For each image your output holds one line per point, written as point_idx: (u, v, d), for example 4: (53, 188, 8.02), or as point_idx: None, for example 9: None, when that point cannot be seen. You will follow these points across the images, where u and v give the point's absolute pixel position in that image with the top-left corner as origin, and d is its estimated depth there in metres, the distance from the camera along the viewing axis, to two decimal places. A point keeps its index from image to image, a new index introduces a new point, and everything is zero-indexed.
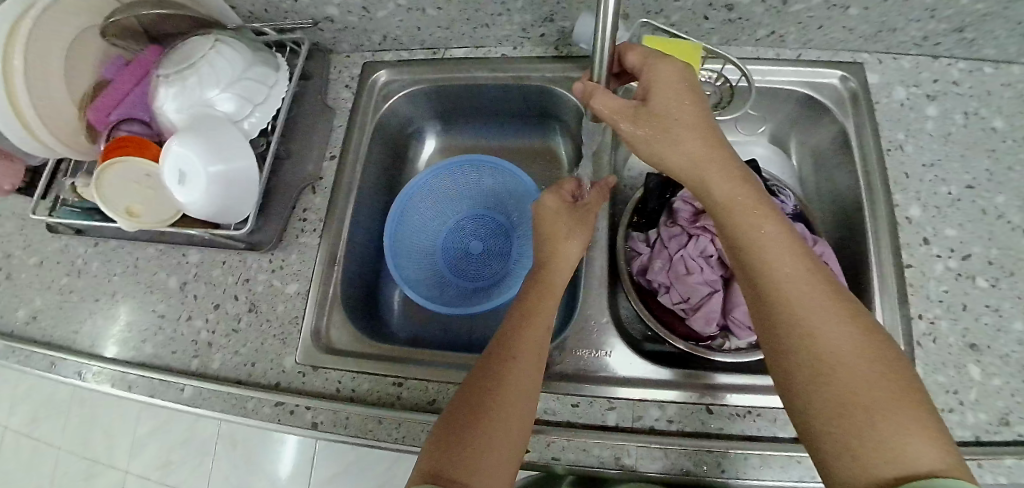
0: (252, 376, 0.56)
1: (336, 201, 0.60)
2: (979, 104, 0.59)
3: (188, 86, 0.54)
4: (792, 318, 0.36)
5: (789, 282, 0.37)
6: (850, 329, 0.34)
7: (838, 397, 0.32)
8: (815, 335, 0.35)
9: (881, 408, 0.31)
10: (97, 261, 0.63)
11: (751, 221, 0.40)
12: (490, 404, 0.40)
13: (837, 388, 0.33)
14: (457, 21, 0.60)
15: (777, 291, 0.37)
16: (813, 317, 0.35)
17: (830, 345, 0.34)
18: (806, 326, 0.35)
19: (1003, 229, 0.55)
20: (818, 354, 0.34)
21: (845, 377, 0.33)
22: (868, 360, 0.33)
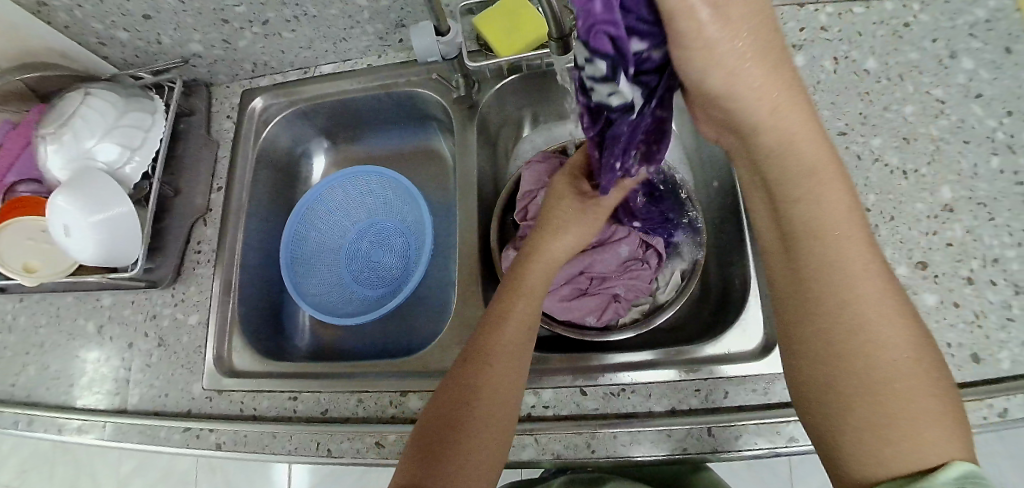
0: (165, 406, 0.59)
1: (226, 229, 0.64)
2: (849, 46, 0.61)
3: (61, 143, 0.56)
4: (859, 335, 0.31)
5: (836, 276, 0.32)
6: (892, 336, 0.31)
7: (850, 399, 0.30)
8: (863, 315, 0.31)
9: (901, 413, 0.29)
10: (26, 315, 0.68)
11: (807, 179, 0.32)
12: (465, 438, 0.39)
13: (869, 379, 0.30)
14: (315, 40, 0.63)
15: (816, 273, 0.32)
16: (856, 319, 0.31)
17: (875, 338, 0.31)
18: (827, 321, 0.32)
19: (882, 172, 0.56)
20: (838, 357, 0.31)
21: (853, 381, 0.31)
22: (894, 349, 0.30)
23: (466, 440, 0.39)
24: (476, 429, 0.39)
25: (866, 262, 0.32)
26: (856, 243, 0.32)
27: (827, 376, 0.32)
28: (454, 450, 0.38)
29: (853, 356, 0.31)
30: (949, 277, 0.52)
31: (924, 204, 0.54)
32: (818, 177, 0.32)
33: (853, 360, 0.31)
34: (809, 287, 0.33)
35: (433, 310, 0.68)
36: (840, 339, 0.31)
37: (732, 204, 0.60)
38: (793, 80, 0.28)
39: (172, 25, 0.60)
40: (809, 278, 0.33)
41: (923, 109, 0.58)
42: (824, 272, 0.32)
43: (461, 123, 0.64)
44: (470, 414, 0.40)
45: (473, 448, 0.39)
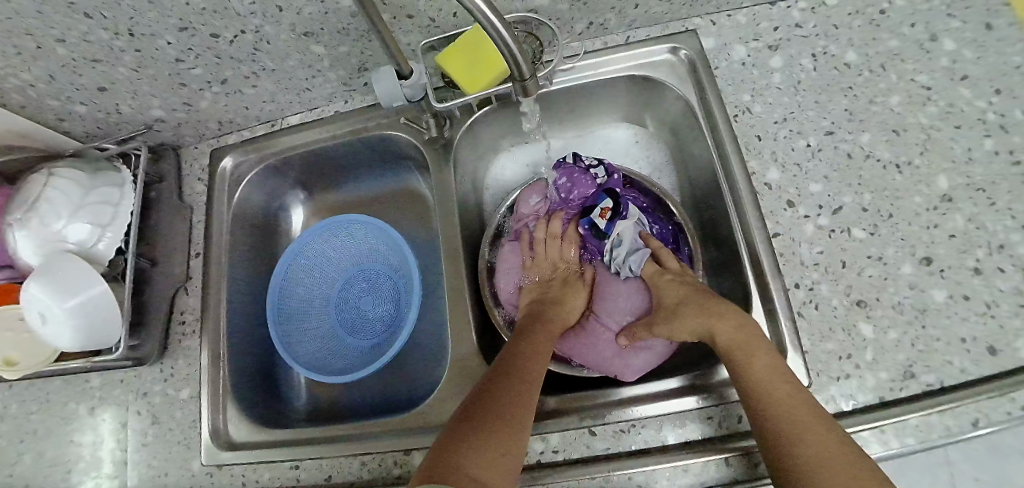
0: (166, 486, 0.57)
1: (207, 297, 0.62)
2: (826, 40, 0.59)
3: (31, 228, 0.55)
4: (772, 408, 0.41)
5: (755, 367, 0.44)
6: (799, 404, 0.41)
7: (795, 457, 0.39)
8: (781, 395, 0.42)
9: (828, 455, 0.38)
10: (15, 403, 0.66)
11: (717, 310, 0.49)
12: (496, 424, 0.42)
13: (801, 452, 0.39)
14: (278, 92, 0.61)
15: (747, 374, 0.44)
16: (777, 397, 0.42)
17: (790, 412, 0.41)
18: (776, 402, 0.41)
19: (874, 168, 0.54)
20: (779, 425, 0.40)
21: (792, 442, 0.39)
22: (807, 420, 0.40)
23: (506, 421, 0.42)
24: (511, 413, 0.43)
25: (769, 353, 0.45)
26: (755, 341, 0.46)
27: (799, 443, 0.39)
28: (491, 425, 0.42)
29: (784, 420, 0.40)
30: (955, 270, 0.50)
31: (922, 197, 0.52)
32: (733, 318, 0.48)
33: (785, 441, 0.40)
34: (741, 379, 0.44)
35: (431, 354, 0.66)
36: (777, 410, 0.41)
37: (723, 216, 0.58)
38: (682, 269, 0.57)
39: (128, 94, 0.58)
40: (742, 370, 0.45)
41: (909, 98, 0.55)
42: (745, 361, 0.45)
43: (437, 161, 0.61)
44: (510, 399, 0.44)
45: (510, 430, 0.42)
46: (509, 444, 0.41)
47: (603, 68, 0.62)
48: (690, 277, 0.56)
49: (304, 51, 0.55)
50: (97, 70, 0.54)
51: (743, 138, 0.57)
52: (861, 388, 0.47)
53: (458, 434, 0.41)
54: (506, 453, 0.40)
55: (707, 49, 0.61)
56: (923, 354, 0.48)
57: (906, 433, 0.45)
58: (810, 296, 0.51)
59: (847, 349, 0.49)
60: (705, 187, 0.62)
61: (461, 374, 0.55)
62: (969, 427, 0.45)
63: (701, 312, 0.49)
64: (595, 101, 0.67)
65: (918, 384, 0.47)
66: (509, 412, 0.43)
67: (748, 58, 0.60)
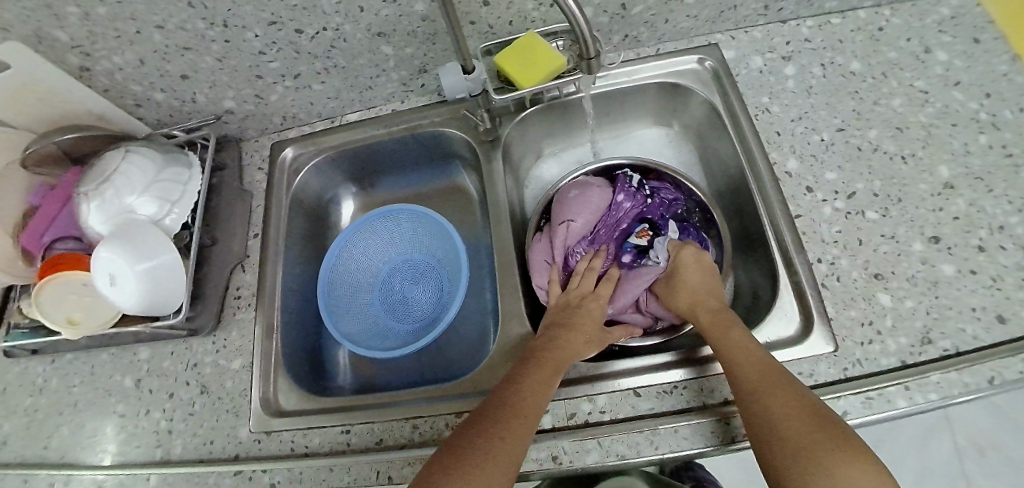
0: (212, 453, 0.58)
1: (263, 273, 0.66)
2: (833, 53, 0.68)
3: (103, 199, 0.58)
4: (765, 403, 0.43)
5: (748, 376, 0.45)
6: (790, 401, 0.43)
7: (791, 455, 0.40)
8: (773, 393, 0.43)
9: (827, 454, 0.39)
10: (58, 377, 0.67)
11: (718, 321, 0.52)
12: (485, 438, 0.43)
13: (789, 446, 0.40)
14: (342, 89, 0.68)
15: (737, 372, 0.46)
16: (761, 400, 0.43)
17: (778, 411, 0.42)
18: (763, 401, 0.43)
19: (882, 159, 0.60)
20: (777, 428, 0.41)
21: (790, 440, 0.40)
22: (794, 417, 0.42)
23: (513, 426, 0.44)
24: (521, 419, 0.45)
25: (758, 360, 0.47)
26: (747, 349, 0.48)
27: (784, 439, 0.41)
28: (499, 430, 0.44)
29: (778, 419, 0.42)
30: (962, 248, 0.55)
31: (927, 185, 0.58)
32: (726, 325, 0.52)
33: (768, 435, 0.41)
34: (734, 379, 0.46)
35: (470, 337, 0.69)
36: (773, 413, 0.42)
37: (747, 204, 0.64)
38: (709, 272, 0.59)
39: (209, 83, 0.64)
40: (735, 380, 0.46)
41: (910, 100, 0.63)
42: (745, 360, 0.47)
43: (485, 154, 0.68)
44: (520, 405, 0.46)
45: (516, 433, 0.44)
46: (512, 447, 0.43)
47: (636, 74, 0.70)
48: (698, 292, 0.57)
49: (375, 50, 0.61)
50: (185, 58, 0.59)
51: (764, 134, 0.64)
52: (884, 351, 0.51)
53: (449, 450, 0.43)
54: (497, 461, 0.42)
55: (728, 59, 0.69)
56: (939, 321, 0.52)
57: (930, 390, 0.49)
58: (831, 268, 0.56)
59: (870, 315, 0.53)
60: (732, 178, 0.68)
61: (508, 343, 0.58)
62: (985, 386, 0.49)
63: (709, 327, 0.52)
64: (626, 107, 0.74)
65: (937, 348, 0.51)
66: (517, 420, 0.45)
67: (765, 66, 0.68)
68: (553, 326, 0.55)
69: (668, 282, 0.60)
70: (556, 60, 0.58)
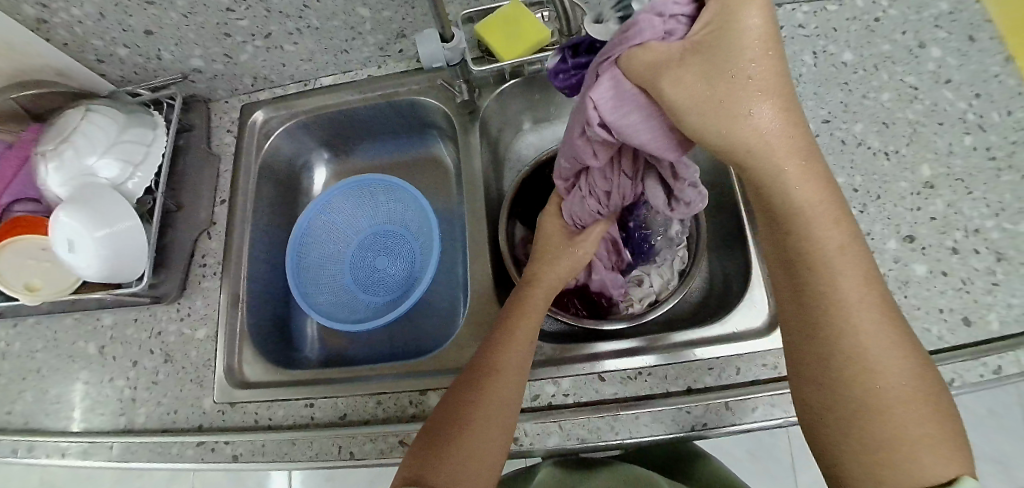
0: (175, 423, 0.57)
1: (230, 242, 0.64)
2: (826, 41, 0.66)
3: (61, 159, 0.55)
4: (864, 348, 0.33)
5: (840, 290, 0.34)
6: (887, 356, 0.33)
7: (866, 438, 0.32)
8: (866, 338, 0.33)
9: (924, 431, 0.31)
10: (19, 341, 0.65)
11: (815, 224, 0.35)
12: (462, 428, 0.41)
13: (872, 419, 0.32)
14: (316, 52, 0.65)
15: (835, 304, 0.34)
16: (858, 344, 0.33)
17: (876, 363, 0.33)
18: (857, 349, 0.33)
19: (865, 154, 0.59)
20: (867, 379, 0.33)
21: (892, 412, 0.32)
22: (898, 386, 0.32)
23: (488, 423, 0.42)
24: (493, 419, 0.42)
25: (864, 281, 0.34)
26: (850, 259, 0.34)
27: (862, 407, 0.33)
28: (476, 429, 0.41)
29: (878, 380, 0.33)
30: (936, 248, 0.55)
31: (907, 182, 0.57)
32: (819, 207, 0.34)
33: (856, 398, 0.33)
34: (812, 305, 0.35)
35: (442, 313, 0.68)
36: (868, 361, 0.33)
37: (727, 193, 0.63)
38: (780, 65, 0.31)
39: (173, 40, 0.60)
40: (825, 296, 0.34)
41: (898, 95, 0.62)
42: (827, 287, 0.34)
43: (463, 127, 0.66)
44: (487, 400, 0.43)
45: (492, 432, 0.42)
46: (485, 448, 0.41)
47: None
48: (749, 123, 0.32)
49: (350, 12, 0.58)
50: (148, 13, 0.56)
51: None
52: None
53: (428, 443, 0.42)
54: (479, 453, 0.40)
55: None
56: (905, 320, 0.52)
57: None
58: None
59: None
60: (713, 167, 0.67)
61: (477, 323, 0.58)
62: (945, 387, 0.49)
63: (791, 251, 0.36)
64: None
65: None
66: (490, 419, 0.42)
67: None
68: (518, 301, 0.51)
69: (713, 56, 0.30)
70: (540, 33, 0.56)
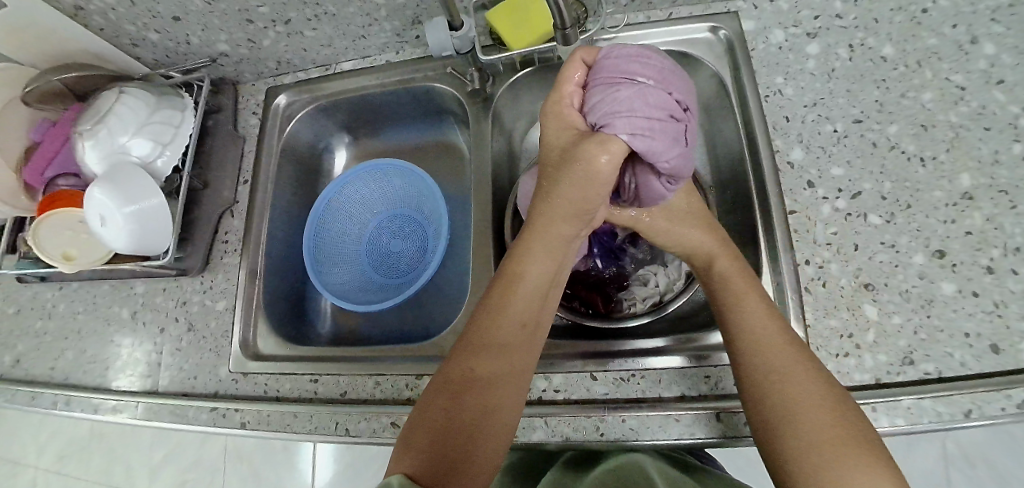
0: (194, 387, 0.62)
1: (250, 221, 0.68)
2: (865, 33, 0.61)
3: (97, 138, 0.59)
4: (786, 384, 0.42)
5: (771, 339, 0.45)
6: (816, 389, 0.42)
7: (802, 454, 0.40)
8: (793, 378, 0.43)
9: (841, 452, 0.39)
10: (65, 303, 0.72)
11: (743, 288, 0.49)
12: (463, 432, 0.41)
13: (801, 438, 0.40)
14: (334, 37, 0.66)
15: (757, 343, 0.45)
16: (783, 379, 0.43)
17: (800, 392, 0.42)
18: (785, 386, 0.42)
19: (898, 159, 0.55)
20: (796, 417, 0.41)
21: (811, 437, 0.40)
22: (826, 412, 0.40)
23: (481, 428, 0.42)
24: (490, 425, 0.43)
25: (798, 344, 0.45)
26: (770, 317, 0.46)
27: (800, 440, 0.40)
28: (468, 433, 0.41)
29: (801, 406, 0.41)
30: (967, 267, 0.51)
31: (942, 192, 0.53)
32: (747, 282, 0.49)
33: (789, 421, 0.41)
34: (757, 357, 0.45)
35: (448, 299, 0.69)
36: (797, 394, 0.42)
37: (745, 193, 0.60)
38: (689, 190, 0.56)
39: (200, 26, 0.63)
40: (760, 342, 0.45)
41: (942, 95, 0.56)
42: (754, 339, 0.45)
43: (476, 115, 0.66)
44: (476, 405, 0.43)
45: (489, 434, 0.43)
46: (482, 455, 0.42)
47: (643, 39, 0.65)
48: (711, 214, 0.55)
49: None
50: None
51: (771, 118, 0.59)
52: (859, 367, 0.49)
53: (428, 449, 0.40)
54: (486, 453, 0.41)
55: (746, 31, 0.63)
56: (924, 342, 0.49)
57: (899, 415, 0.47)
58: (818, 272, 0.53)
59: (850, 328, 0.50)
60: (733, 166, 0.64)
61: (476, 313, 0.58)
62: (960, 418, 0.46)
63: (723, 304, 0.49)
64: None
65: (917, 371, 0.48)
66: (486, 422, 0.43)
67: (785, 42, 0.62)
68: (503, 282, 0.47)
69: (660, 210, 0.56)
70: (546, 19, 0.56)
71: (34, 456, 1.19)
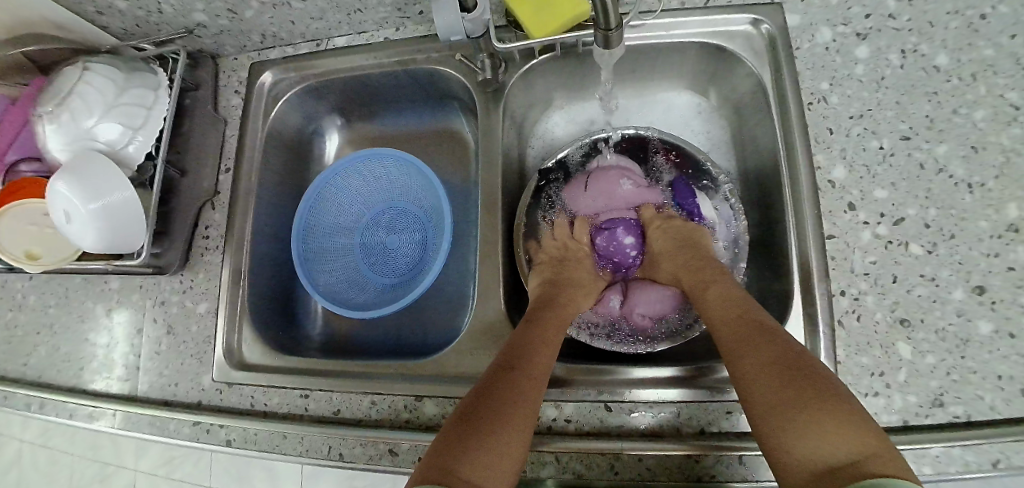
0: (176, 396, 0.58)
1: (233, 216, 0.62)
2: (919, 38, 0.55)
3: (59, 122, 0.52)
4: (749, 349, 0.41)
5: (729, 314, 0.45)
6: (774, 348, 0.40)
7: (779, 411, 0.36)
8: (756, 345, 0.41)
9: (818, 408, 0.35)
10: (34, 295, 0.66)
11: (714, 279, 0.50)
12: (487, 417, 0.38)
13: (773, 394, 0.37)
14: (328, 10, 0.58)
15: (726, 314, 0.45)
16: (749, 345, 0.41)
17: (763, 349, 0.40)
18: (745, 350, 0.41)
19: (945, 184, 0.51)
20: (758, 376, 0.39)
21: (776, 393, 0.37)
22: (789, 374, 0.38)
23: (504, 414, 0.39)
24: (507, 410, 0.39)
25: (739, 299, 0.46)
26: (737, 297, 0.47)
27: (772, 399, 0.37)
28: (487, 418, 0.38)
29: (756, 367, 0.39)
30: (1008, 305, 0.47)
31: (988, 223, 0.49)
32: (725, 279, 0.50)
33: (760, 377, 0.39)
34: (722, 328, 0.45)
35: (451, 303, 0.65)
36: (729, 323, 0.44)
37: (777, 210, 0.56)
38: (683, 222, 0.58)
39: None
40: (716, 317, 0.46)
41: (996, 114, 0.52)
42: (726, 312, 0.46)
43: (485, 107, 0.59)
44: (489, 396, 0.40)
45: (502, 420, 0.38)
46: (504, 451, 0.37)
47: (676, 28, 0.58)
48: (697, 237, 0.56)
49: None
50: None
51: (812, 129, 0.54)
52: (886, 408, 0.47)
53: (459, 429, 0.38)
54: (511, 449, 0.37)
55: (789, 26, 0.57)
56: (957, 384, 0.46)
57: (925, 463, 0.45)
58: (852, 305, 0.49)
59: (881, 366, 0.48)
60: (766, 177, 0.59)
61: (480, 331, 0.54)
62: (986, 466, 0.44)
63: (690, 282, 0.51)
64: (655, 68, 0.63)
65: (945, 414, 0.46)
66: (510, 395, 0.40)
67: (832, 43, 0.56)
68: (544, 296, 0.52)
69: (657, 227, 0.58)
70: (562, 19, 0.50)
71: (17, 429, 1.09)
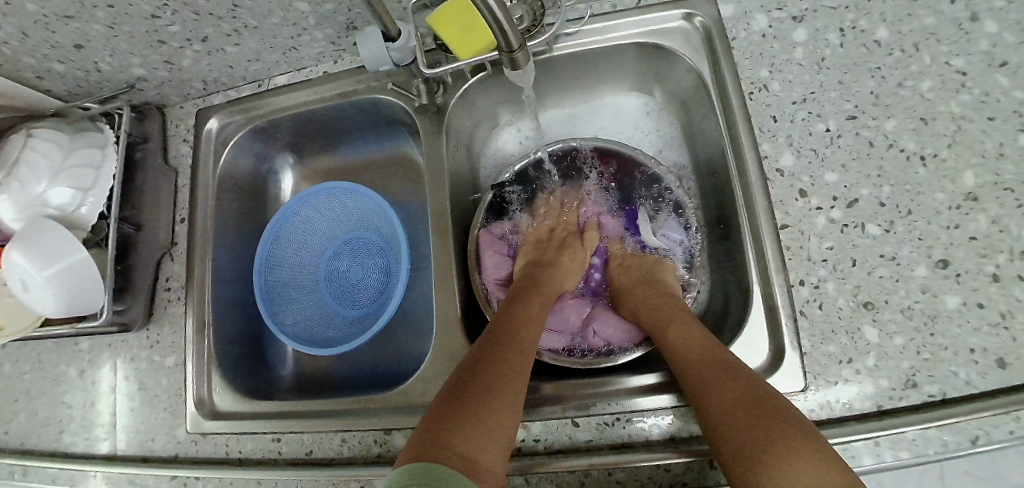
0: (153, 451, 0.58)
1: (193, 265, 0.62)
2: (857, 14, 0.54)
3: (9, 192, 0.52)
4: (715, 382, 0.42)
5: (691, 347, 0.46)
6: (738, 384, 0.41)
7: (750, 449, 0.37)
8: (720, 380, 0.42)
9: (786, 443, 0.36)
10: (8, 364, 0.66)
11: (674, 310, 0.51)
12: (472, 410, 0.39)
13: (743, 433, 0.38)
14: (263, 51, 0.58)
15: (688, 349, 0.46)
16: (715, 382, 0.42)
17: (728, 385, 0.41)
18: (711, 386, 0.42)
19: (896, 159, 0.49)
20: (726, 415, 0.40)
21: (746, 431, 0.38)
22: (755, 409, 0.39)
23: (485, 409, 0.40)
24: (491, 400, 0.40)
25: (702, 332, 0.47)
26: (697, 330, 0.48)
27: (742, 438, 0.38)
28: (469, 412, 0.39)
29: (722, 405, 0.40)
30: (973, 276, 0.46)
31: (945, 194, 0.48)
32: (683, 310, 0.51)
33: (728, 417, 0.39)
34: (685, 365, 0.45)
35: (420, 329, 0.64)
36: (693, 357, 0.45)
37: (731, 203, 0.55)
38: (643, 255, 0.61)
39: (107, 52, 0.55)
40: (678, 353, 0.47)
41: (943, 83, 0.50)
42: (688, 345, 0.46)
43: (428, 129, 0.59)
44: (479, 397, 0.40)
45: (492, 415, 0.39)
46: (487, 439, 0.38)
47: (612, 31, 0.57)
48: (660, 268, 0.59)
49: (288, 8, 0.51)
50: (72, 27, 0.51)
51: (757, 118, 0.53)
52: (858, 395, 0.45)
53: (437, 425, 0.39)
54: (493, 439, 0.39)
55: (724, 16, 0.56)
56: (929, 363, 0.45)
57: (901, 449, 0.44)
58: (813, 294, 0.48)
59: (849, 353, 0.46)
60: (718, 170, 0.58)
61: (443, 358, 0.53)
62: (965, 445, 0.43)
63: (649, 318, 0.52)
64: (598, 72, 0.63)
65: (920, 395, 0.44)
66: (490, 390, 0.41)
67: (769, 29, 0.55)
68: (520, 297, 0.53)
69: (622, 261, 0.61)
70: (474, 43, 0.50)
71: None
